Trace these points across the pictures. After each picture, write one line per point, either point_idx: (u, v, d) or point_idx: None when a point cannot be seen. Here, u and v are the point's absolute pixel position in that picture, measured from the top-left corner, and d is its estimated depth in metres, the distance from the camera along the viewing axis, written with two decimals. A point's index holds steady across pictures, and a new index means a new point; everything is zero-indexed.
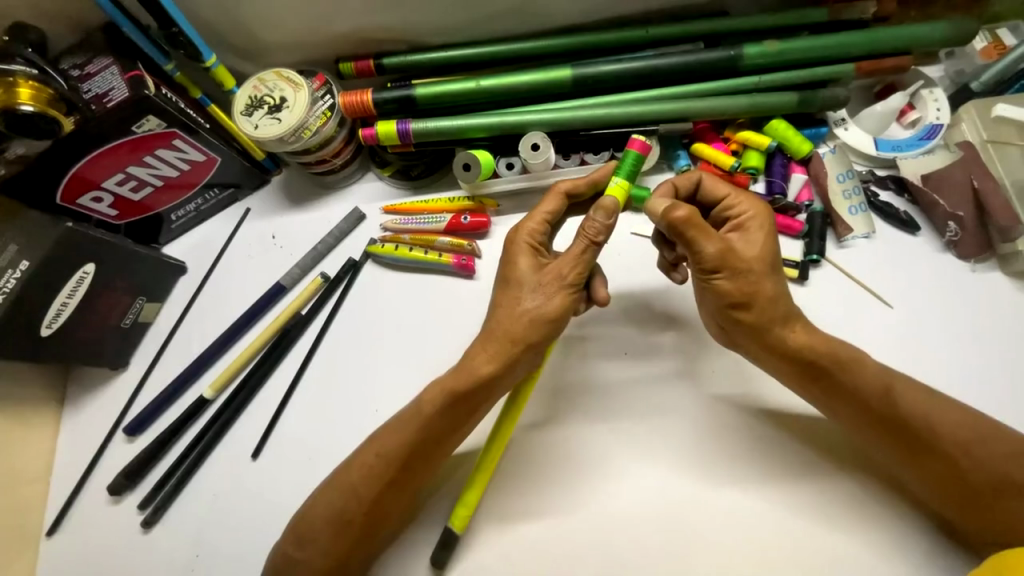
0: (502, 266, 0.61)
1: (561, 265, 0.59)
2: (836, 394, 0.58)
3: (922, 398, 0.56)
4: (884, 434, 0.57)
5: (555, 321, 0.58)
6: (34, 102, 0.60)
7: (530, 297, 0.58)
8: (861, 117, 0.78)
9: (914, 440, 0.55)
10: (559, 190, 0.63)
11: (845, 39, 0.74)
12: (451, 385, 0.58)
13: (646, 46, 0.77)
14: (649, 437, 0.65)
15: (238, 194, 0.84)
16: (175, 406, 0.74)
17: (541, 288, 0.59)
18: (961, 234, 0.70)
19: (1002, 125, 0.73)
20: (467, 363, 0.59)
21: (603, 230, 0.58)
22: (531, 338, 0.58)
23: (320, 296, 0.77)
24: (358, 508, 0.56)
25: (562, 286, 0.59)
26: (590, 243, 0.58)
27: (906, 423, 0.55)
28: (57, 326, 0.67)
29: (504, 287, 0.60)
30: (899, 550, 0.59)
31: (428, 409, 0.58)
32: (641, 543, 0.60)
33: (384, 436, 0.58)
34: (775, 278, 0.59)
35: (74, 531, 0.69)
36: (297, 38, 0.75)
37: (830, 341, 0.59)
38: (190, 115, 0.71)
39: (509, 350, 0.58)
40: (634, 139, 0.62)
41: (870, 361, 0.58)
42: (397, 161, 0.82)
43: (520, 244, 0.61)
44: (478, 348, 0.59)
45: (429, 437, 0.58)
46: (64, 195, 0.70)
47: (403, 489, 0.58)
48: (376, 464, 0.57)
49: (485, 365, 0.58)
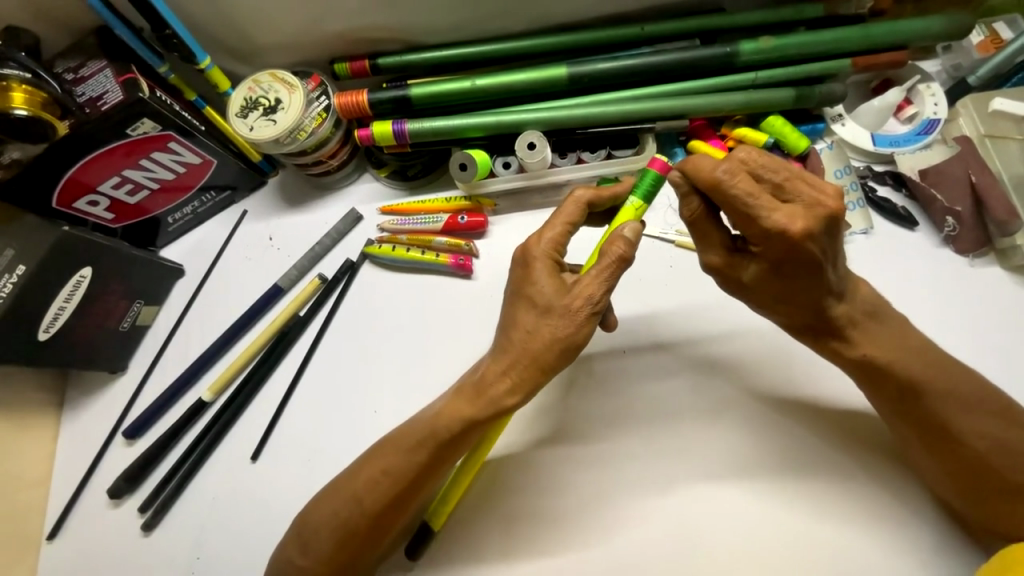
0: (524, 287, 0.56)
1: (590, 285, 0.54)
2: (870, 377, 0.58)
3: (954, 399, 0.55)
4: (914, 422, 0.57)
5: (579, 346, 0.55)
6: (27, 107, 0.60)
7: (559, 324, 0.54)
8: (858, 113, 0.78)
9: (931, 425, 0.56)
10: (580, 197, 0.59)
11: (842, 34, 0.74)
12: (471, 415, 0.56)
13: (642, 43, 0.77)
14: (646, 436, 0.65)
15: (235, 196, 0.84)
16: (175, 408, 0.74)
17: (569, 313, 0.54)
18: (959, 229, 0.70)
19: (998, 119, 0.73)
20: (492, 392, 0.56)
21: (629, 246, 0.55)
22: (559, 365, 0.55)
23: (318, 297, 0.77)
24: (362, 516, 0.56)
25: (593, 309, 0.54)
26: (620, 263, 0.55)
27: (926, 413, 0.56)
28: (55, 330, 0.67)
29: (526, 308, 0.56)
30: (894, 547, 0.59)
31: (443, 426, 0.56)
32: (641, 541, 0.61)
33: (389, 451, 0.57)
34: (782, 300, 0.57)
35: (74, 534, 0.69)
36: (291, 39, 0.75)
37: (874, 345, 0.57)
38: (185, 118, 0.71)
39: (530, 374, 0.55)
40: (655, 159, 0.61)
41: (912, 360, 0.56)
42: (393, 162, 0.81)
43: (545, 262, 0.57)
44: (494, 381, 0.56)
45: (443, 447, 0.57)
46: (60, 199, 0.70)
47: (409, 503, 0.57)
48: (383, 480, 0.56)
49: (508, 397, 0.56)
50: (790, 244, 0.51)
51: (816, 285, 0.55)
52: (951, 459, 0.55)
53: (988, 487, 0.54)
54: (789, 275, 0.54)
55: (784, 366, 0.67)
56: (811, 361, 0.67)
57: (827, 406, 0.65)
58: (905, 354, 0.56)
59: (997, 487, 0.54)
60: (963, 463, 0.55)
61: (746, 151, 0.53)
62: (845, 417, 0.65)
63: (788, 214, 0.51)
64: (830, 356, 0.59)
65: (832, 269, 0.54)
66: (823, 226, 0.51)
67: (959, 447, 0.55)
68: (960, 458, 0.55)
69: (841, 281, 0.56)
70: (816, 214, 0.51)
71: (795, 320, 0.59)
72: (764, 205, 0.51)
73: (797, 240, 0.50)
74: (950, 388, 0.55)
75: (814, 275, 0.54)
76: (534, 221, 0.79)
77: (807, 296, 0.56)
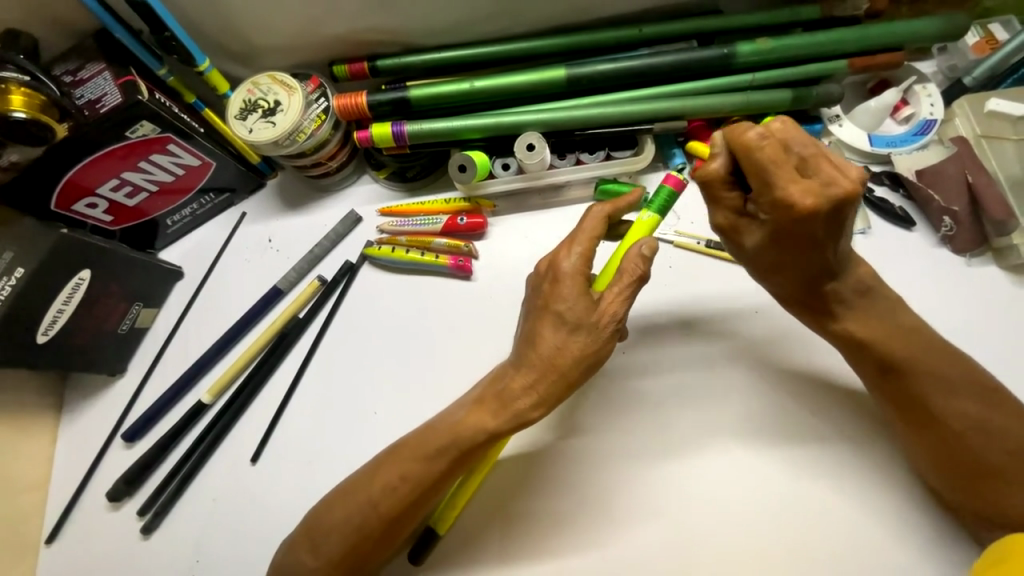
0: (552, 303, 0.56)
1: (617, 305, 0.55)
2: (855, 355, 0.59)
3: (940, 380, 0.55)
4: (897, 398, 0.57)
5: (604, 360, 0.57)
6: (26, 109, 0.59)
7: (587, 340, 0.55)
8: (855, 114, 0.78)
9: (912, 403, 0.56)
10: (599, 213, 0.59)
11: (840, 36, 0.74)
12: (495, 426, 0.56)
13: (640, 44, 0.77)
14: (647, 436, 0.65)
15: (234, 199, 0.84)
16: (173, 411, 0.74)
17: (596, 330, 0.55)
18: (956, 228, 0.70)
19: (994, 119, 0.73)
20: (511, 403, 0.57)
21: (645, 263, 0.56)
22: (581, 378, 0.56)
23: (319, 298, 0.77)
24: (375, 523, 0.56)
25: (616, 326, 0.55)
26: (638, 282, 0.55)
27: (910, 390, 0.56)
28: (53, 334, 0.67)
29: (552, 325, 0.56)
30: (898, 547, 0.59)
31: (466, 435, 0.57)
32: (641, 541, 0.61)
33: (408, 457, 0.57)
34: (780, 268, 0.57)
35: (73, 538, 0.69)
36: (290, 41, 0.75)
37: (858, 322, 0.58)
38: (184, 121, 0.71)
39: (548, 389, 0.56)
40: (670, 175, 0.62)
41: (890, 339, 0.57)
42: (393, 163, 0.81)
43: (574, 279, 0.56)
44: (519, 395, 0.56)
45: (464, 456, 0.57)
46: (59, 202, 0.70)
47: (425, 506, 0.58)
48: (400, 486, 0.56)
49: (533, 410, 0.56)
50: (798, 218, 0.51)
51: (815, 260, 0.55)
52: (939, 445, 0.55)
53: (980, 480, 0.54)
54: (790, 246, 0.54)
55: (786, 364, 0.67)
56: (811, 360, 0.67)
57: (829, 404, 0.65)
58: (897, 335, 0.57)
59: (980, 473, 0.54)
60: (956, 452, 0.55)
61: (781, 121, 0.52)
62: (848, 418, 0.64)
63: (805, 189, 0.50)
64: (815, 328, 0.61)
65: (833, 250, 0.55)
66: (835, 206, 0.51)
67: (948, 431, 0.55)
68: (954, 449, 0.55)
69: (839, 263, 0.56)
70: (832, 193, 0.50)
71: (785, 285, 0.59)
72: (784, 175, 0.50)
73: (805, 215, 0.50)
74: (938, 370, 0.56)
75: (813, 251, 0.54)
76: (533, 222, 0.79)
77: (803, 270, 0.56)
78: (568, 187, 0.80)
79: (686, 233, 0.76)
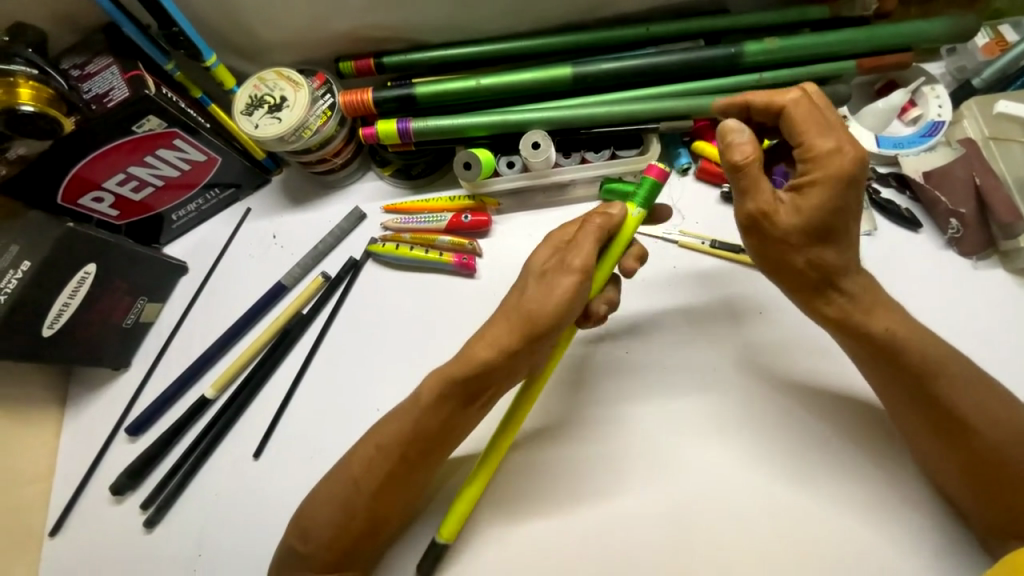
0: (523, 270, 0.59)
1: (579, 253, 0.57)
2: (887, 359, 0.56)
3: (969, 387, 0.54)
4: (923, 405, 0.55)
5: (564, 310, 0.56)
6: (34, 103, 0.60)
7: (545, 283, 0.57)
8: (861, 115, 0.78)
9: (941, 410, 0.54)
10: None
11: (847, 36, 0.74)
12: (451, 369, 0.56)
13: (647, 43, 0.77)
14: (650, 435, 0.65)
15: (240, 194, 0.84)
16: (176, 406, 0.74)
17: (554, 275, 0.57)
18: (964, 230, 0.70)
19: (1003, 121, 0.72)
20: (467, 350, 0.57)
21: (610, 218, 0.59)
22: (540, 328, 0.55)
23: (322, 295, 0.77)
24: (360, 505, 0.56)
25: (577, 271, 0.56)
26: (600, 232, 0.58)
27: (939, 396, 0.54)
28: (58, 327, 0.67)
29: (519, 285, 0.59)
30: (901, 552, 0.58)
31: (426, 394, 0.57)
32: (644, 543, 0.60)
33: (388, 429, 0.57)
34: (825, 248, 0.54)
35: (75, 532, 0.69)
36: (297, 37, 0.75)
37: (891, 319, 0.56)
38: (190, 115, 0.71)
39: (515, 341, 0.55)
40: (653, 166, 0.61)
41: (920, 342, 0.55)
42: (398, 160, 0.82)
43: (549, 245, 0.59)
44: (479, 341, 0.56)
45: (433, 409, 0.56)
46: (65, 195, 0.70)
47: (405, 483, 0.57)
48: (376, 456, 0.57)
49: (485, 348, 0.55)
50: (852, 160, 0.53)
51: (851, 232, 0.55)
52: (961, 453, 0.54)
53: (990, 480, 0.53)
54: (840, 211, 0.53)
55: (789, 367, 0.67)
56: (814, 363, 0.67)
57: (831, 407, 0.65)
58: (926, 336, 0.56)
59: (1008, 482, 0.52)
60: (980, 462, 0.53)
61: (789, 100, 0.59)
62: (852, 420, 0.64)
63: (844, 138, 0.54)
64: (838, 333, 0.58)
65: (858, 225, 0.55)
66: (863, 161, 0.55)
67: (978, 441, 0.53)
68: (974, 458, 0.53)
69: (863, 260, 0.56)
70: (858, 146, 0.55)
71: (826, 281, 0.56)
72: (822, 126, 0.54)
73: (858, 155, 0.53)
74: (961, 377, 0.54)
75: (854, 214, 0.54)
76: (537, 221, 0.79)
77: (842, 248, 0.55)
78: (574, 186, 0.80)
79: (691, 232, 0.75)
